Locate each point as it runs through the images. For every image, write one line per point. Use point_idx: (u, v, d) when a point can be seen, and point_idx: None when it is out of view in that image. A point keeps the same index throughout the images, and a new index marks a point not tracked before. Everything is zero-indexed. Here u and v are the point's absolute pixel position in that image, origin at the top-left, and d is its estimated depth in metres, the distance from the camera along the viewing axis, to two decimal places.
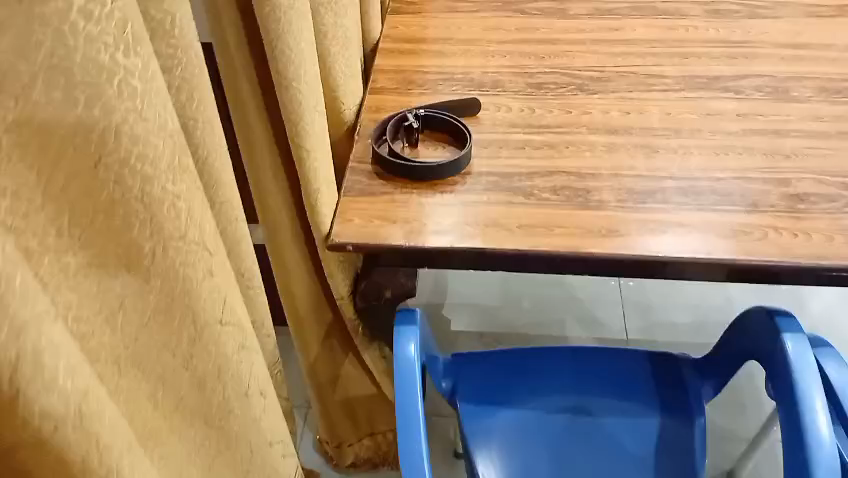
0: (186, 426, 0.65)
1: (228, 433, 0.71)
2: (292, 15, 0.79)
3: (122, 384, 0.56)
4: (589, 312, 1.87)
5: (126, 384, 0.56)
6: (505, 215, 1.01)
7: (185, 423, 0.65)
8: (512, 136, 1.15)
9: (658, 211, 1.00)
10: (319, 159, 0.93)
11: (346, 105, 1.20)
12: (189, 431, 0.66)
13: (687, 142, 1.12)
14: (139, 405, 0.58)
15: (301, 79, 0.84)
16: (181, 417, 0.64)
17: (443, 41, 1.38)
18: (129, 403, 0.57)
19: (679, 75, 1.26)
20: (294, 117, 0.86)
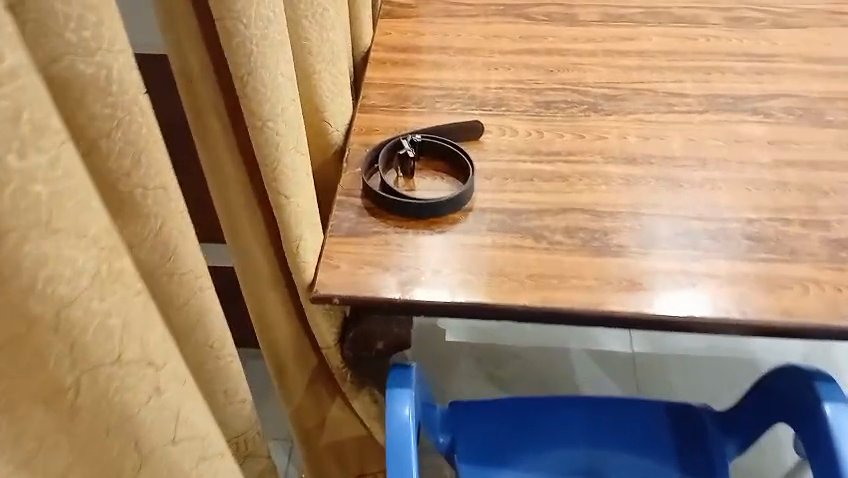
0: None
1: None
2: (269, 46, 0.66)
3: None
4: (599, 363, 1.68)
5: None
6: (513, 263, 0.89)
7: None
8: (518, 166, 1.03)
9: (685, 259, 0.89)
10: (302, 203, 0.81)
11: (334, 126, 1.07)
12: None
13: (714, 175, 1.00)
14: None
15: (281, 118, 0.71)
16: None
17: (441, 51, 1.25)
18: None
19: (701, 94, 1.14)
20: (272, 160, 0.73)
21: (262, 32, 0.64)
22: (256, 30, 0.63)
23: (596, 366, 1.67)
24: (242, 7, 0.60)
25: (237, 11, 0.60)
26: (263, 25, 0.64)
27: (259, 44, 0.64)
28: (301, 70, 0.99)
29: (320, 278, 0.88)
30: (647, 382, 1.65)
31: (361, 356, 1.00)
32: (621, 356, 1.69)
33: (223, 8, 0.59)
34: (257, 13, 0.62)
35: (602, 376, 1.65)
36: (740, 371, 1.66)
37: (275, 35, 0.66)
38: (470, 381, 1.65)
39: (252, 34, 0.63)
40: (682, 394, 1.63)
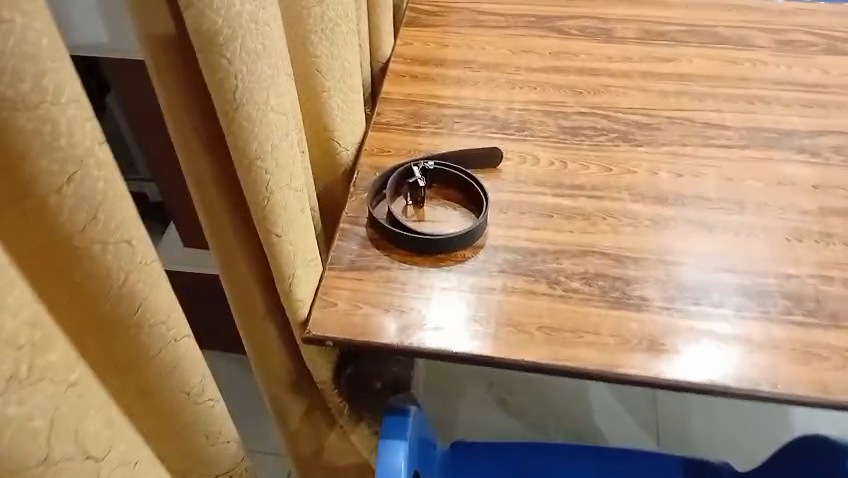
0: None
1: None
2: (258, 80, 0.59)
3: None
4: (614, 419, 1.53)
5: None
6: (524, 312, 0.82)
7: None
8: (537, 199, 0.95)
9: (713, 319, 0.82)
10: (296, 242, 0.74)
11: (343, 145, 1.01)
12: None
13: (751, 221, 0.92)
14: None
15: (271, 155, 0.64)
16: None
17: (464, 65, 1.17)
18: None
19: (743, 127, 1.05)
20: (261, 200, 0.66)
21: (250, 64, 0.57)
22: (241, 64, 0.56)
23: (613, 409, 1.54)
24: (226, 39, 0.54)
25: (221, 45, 0.54)
26: (250, 57, 0.57)
27: (245, 77, 0.57)
28: (308, 88, 0.93)
29: (315, 318, 0.82)
30: (664, 431, 1.51)
31: (359, 394, 0.97)
32: (641, 407, 1.55)
33: (204, 40, 0.53)
34: (244, 45, 0.56)
35: (618, 421, 1.52)
36: (770, 429, 1.50)
37: (265, 67, 0.60)
38: (476, 428, 1.52)
39: (238, 67, 0.56)
40: (703, 448, 1.48)
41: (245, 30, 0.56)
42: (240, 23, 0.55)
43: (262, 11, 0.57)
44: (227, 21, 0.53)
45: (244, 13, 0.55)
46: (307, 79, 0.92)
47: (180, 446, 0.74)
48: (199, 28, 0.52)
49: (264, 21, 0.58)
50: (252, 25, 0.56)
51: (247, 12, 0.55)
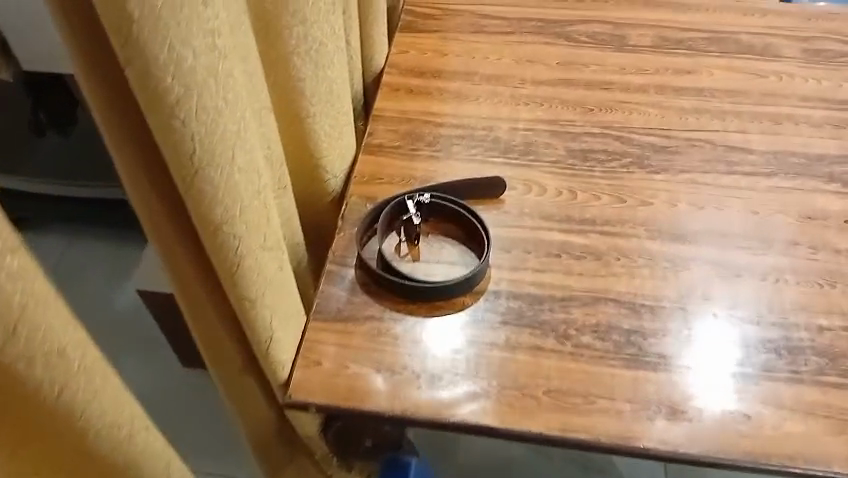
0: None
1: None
2: (222, 140, 0.51)
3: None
4: None
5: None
6: (531, 372, 0.74)
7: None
8: (544, 235, 0.87)
9: (738, 382, 0.74)
10: (271, 303, 0.66)
11: (331, 172, 0.92)
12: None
13: (780, 263, 0.84)
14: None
15: (239, 218, 0.56)
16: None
17: (464, 77, 1.08)
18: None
19: (768, 151, 0.96)
20: (229, 265, 0.58)
21: (208, 124, 0.49)
22: (199, 125, 0.48)
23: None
24: (177, 99, 0.45)
25: (172, 106, 0.45)
26: (208, 116, 0.48)
27: (204, 138, 0.49)
28: (291, 112, 0.83)
29: (295, 378, 0.75)
30: None
31: (347, 453, 0.87)
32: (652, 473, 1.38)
33: (152, 102, 0.44)
34: (200, 103, 0.47)
35: None
36: None
37: (230, 123, 0.51)
38: None
39: (195, 129, 0.48)
40: None
41: (201, 86, 0.47)
42: (194, 79, 0.46)
43: (223, 61, 0.48)
44: (177, 79, 0.44)
45: (199, 67, 0.46)
46: (288, 104, 0.82)
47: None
48: (145, 90, 0.43)
49: (226, 73, 0.49)
50: (210, 79, 0.47)
51: (203, 66, 0.46)
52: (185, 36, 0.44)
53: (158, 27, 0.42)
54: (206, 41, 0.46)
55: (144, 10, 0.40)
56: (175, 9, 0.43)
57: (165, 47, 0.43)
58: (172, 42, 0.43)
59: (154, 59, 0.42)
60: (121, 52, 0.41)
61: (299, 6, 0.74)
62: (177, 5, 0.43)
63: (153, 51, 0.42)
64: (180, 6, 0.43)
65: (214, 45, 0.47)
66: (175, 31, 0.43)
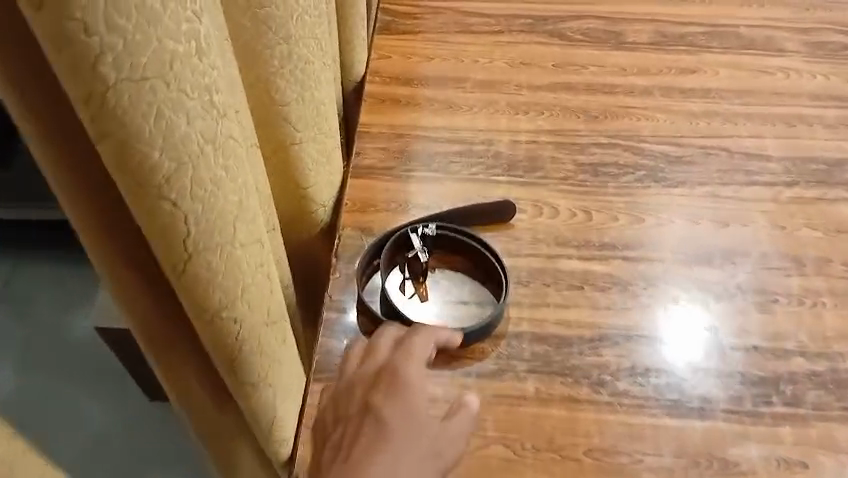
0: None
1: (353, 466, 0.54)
2: (220, 215, 0.43)
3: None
4: None
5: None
6: (566, 428, 0.67)
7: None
8: (562, 264, 0.79)
9: (790, 425, 0.68)
10: (277, 384, 0.57)
11: (319, 201, 0.81)
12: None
13: (815, 284, 0.78)
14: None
15: (242, 300, 0.48)
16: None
17: (455, 84, 0.98)
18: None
19: (786, 157, 0.90)
20: (232, 354, 0.50)
21: (205, 198, 0.42)
22: (193, 202, 0.41)
23: None
24: (167, 177, 0.39)
25: (160, 183, 0.39)
26: (205, 190, 0.41)
27: (199, 216, 0.42)
28: (275, 141, 0.72)
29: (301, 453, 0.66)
30: None
31: None
32: None
33: (135, 181, 0.38)
34: (196, 176, 0.41)
35: None
36: None
37: (231, 194, 0.44)
38: None
39: (188, 207, 0.41)
40: None
41: (196, 155, 0.40)
42: (186, 148, 0.39)
43: (222, 123, 0.42)
44: (166, 151, 0.38)
45: (194, 134, 0.39)
46: (270, 131, 0.71)
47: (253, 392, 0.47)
48: (125, 166, 0.37)
49: (225, 136, 0.42)
50: (207, 145, 0.40)
51: (198, 131, 0.39)
52: (176, 97, 0.37)
53: (142, 90, 0.35)
54: (202, 102, 0.39)
55: (122, 72, 0.34)
56: (164, 66, 0.36)
57: (150, 113, 0.36)
58: (159, 106, 0.36)
59: (136, 130, 0.36)
60: (93, 124, 0.35)
61: (283, 22, 0.63)
62: (167, 61, 0.36)
63: (134, 121, 0.36)
64: (171, 62, 0.36)
65: (213, 103, 0.40)
66: (164, 93, 0.36)
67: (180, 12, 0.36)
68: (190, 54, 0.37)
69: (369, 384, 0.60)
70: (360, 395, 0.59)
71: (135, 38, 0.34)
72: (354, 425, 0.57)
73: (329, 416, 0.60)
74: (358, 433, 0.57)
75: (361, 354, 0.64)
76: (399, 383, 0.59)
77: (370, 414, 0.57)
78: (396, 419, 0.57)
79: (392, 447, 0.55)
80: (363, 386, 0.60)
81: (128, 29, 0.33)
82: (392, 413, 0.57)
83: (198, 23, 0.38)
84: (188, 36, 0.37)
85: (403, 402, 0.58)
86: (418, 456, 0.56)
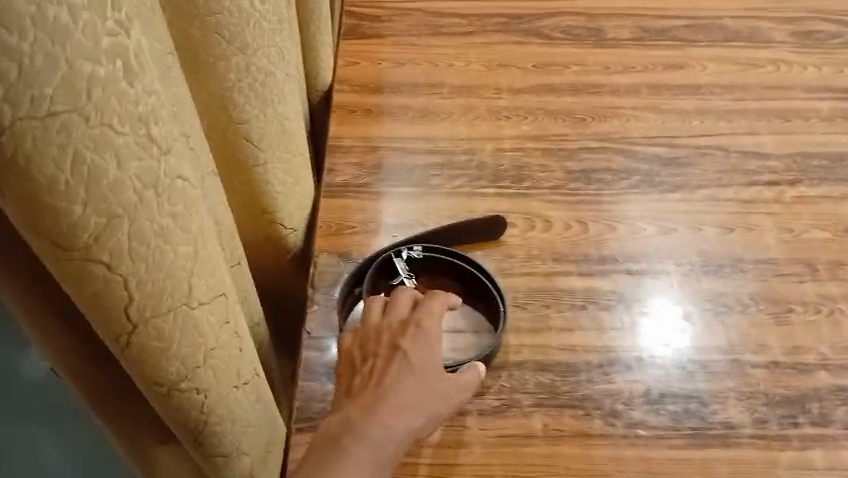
0: (379, 447, 0.54)
1: (382, 395, 0.56)
2: (169, 275, 0.37)
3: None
4: None
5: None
6: (581, 468, 0.60)
7: (374, 443, 0.54)
8: (561, 282, 0.72)
9: (824, 447, 0.62)
10: (250, 448, 0.51)
11: (289, 226, 0.73)
12: (380, 433, 0.54)
13: (831, 290, 0.72)
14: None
15: (204, 367, 0.42)
16: (333, 430, 0.54)
17: (431, 90, 0.91)
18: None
19: (785, 154, 0.85)
20: (190, 423, 0.44)
21: (149, 255, 0.35)
22: (132, 263, 0.35)
23: None
24: (94, 237, 0.32)
25: (87, 244, 0.32)
26: (148, 245, 0.35)
27: (141, 276, 0.35)
28: (234, 164, 0.64)
29: None
30: None
31: None
32: None
33: (53, 242, 0.32)
34: (137, 230, 0.34)
35: None
36: None
37: (183, 245, 0.37)
38: None
39: (127, 268, 0.34)
40: None
41: (134, 203, 0.33)
42: (121, 197, 0.33)
43: (166, 160, 0.35)
44: (90, 203, 0.32)
45: (128, 179, 0.32)
46: (230, 153, 0.63)
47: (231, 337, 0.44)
48: (39, 225, 0.31)
49: (171, 175, 0.35)
50: (148, 191, 0.34)
51: (134, 175, 0.33)
52: (101, 136, 0.31)
53: (50, 130, 0.29)
54: (137, 138, 0.32)
55: (20, 108, 0.28)
56: (78, 96, 0.29)
57: (64, 158, 0.30)
58: (76, 148, 0.30)
59: (48, 182, 0.30)
60: None
61: (237, 29, 0.55)
62: (83, 89, 0.29)
63: (44, 170, 0.30)
64: (90, 90, 0.30)
65: (152, 137, 0.33)
66: (82, 132, 0.30)
67: (96, 26, 0.29)
68: (115, 78, 0.31)
69: (397, 330, 0.61)
70: (388, 339, 0.60)
71: (35, 64, 0.28)
72: (382, 362, 0.59)
73: (354, 354, 0.61)
74: (386, 370, 0.58)
75: (382, 308, 0.64)
76: (425, 332, 0.60)
77: (399, 353, 0.59)
78: (420, 362, 0.59)
79: (418, 383, 0.58)
80: (390, 332, 0.61)
81: (23, 50, 0.27)
82: (418, 356, 0.59)
83: (126, 37, 0.31)
84: (110, 54, 0.30)
85: (428, 346, 0.60)
86: (434, 399, 0.58)
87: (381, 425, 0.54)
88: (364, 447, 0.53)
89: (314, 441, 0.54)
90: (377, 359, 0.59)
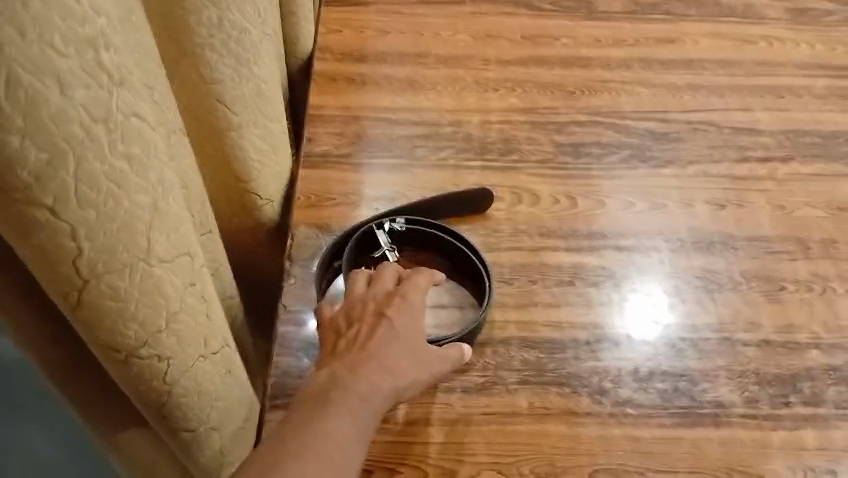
0: (366, 403, 0.53)
1: (367, 356, 0.55)
2: (119, 221, 0.36)
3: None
4: None
5: (305, 435, 0.50)
6: (567, 448, 0.58)
7: (360, 398, 0.53)
8: (549, 258, 0.70)
9: (817, 428, 0.60)
10: (214, 416, 0.50)
11: (265, 195, 0.70)
12: (365, 390, 0.53)
13: (823, 269, 0.71)
14: (345, 447, 0.50)
15: (161, 322, 0.41)
16: (320, 387, 0.54)
17: (416, 59, 0.88)
18: (329, 464, 0.49)
19: (779, 131, 0.83)
20: (146, 382, 0.43)
21: (99, 201, 0.34)
22: (77, 206, 0.33)
23: None
24: (35, 175, 0.31)
25: (28, 182, 0.31)
26: (96, 187, 0.34)
27: (91, 226, 0.34)
28: (204, 126, 0.61)
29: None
30: None
31: None
32: None
33: None
34: (84, 169, 0.33)
35: None
36: None
37: (139, 192, 0.36)
38: None
39: (74, 215, 0.33)
40: None
41: (81, 140, 0.32)
42: (66, 133, 0.31)
43: (117, 93, 0.34)
44: (29, 135, 0.30)
45: (74, 110, 0.31)
46: (200, 114, 0.60)
47: (193, 295, 0.43)
48: None
49: (124, 111, 0.34)
50: (97, 127, 0.33)
51: (80, 105, 0.32)
52: (41, 57, 0.29)
53: None
54: (81, 65, 0.31)
55: None
56: (15, 9, 0.28)
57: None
58: (12, 69, 0.29)
59: None
60: None
61: None
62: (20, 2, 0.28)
63: None
64: (28, 4, 0.28)
65: (101, 64, 0.32)
66: (20, 50, 0.29)
67: None
68: None
69: (382, 300, 0.59)
70: (373, 308, 0.59)
71: None
72: (366, 329, 0.57)
73: (339, 322, 0.59)
74: (369, 338, 0.57)
75: (367, 280, 0.61)
76: (411, 303, 0.59)
77: (384, 319, 0.58)
78: (404, 331, 0.57)
79: (401, 350, 0.56)
80: (375, 301, 0.59)
81: None
82: (401, 326, 0.58)
83: None
84: None
85: (414, 315, 0.59)
86: (415, 369, 0.56)
87: (366, 381, 0.54)
88: (351, 402, 0.52)
89: (301, 398, 0.53)
90: (361, 327, 0.58)
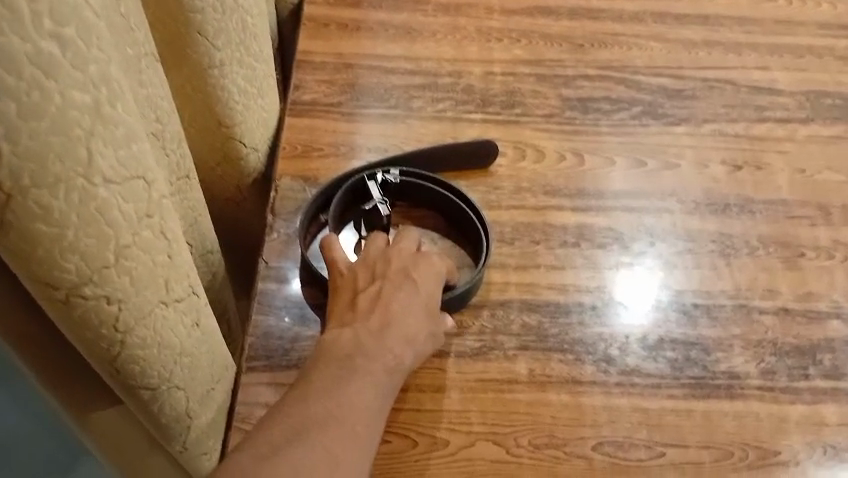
0: (391, 375, 0.50)
1: (389, 320, 0.52)
2: (47, 121, 0.31)
3: (328, 453, 0.45)
4: None
5: (328, 399, 0.47)
6: (570, 418, 0.54)
7: (387, 370, 0.50)
8: (553, 217, 0.65)
9: (837, 403, 0.56)
10: (174, 376, 0.46)
11: (248, 144, 0.64)
12: (392, 361, 0.51)
13: (845, 236, 0.66)
14: (370, 419, 0.48)
15: (106, 254, 0.36)
16: (345, 347, 0.50)
17: (414, 6, 0.82)
18: (350, 433, 0.46)
19: (798, 91, 0.78)
20: (92, 327, 0.38)
21: (20, 90, 0.29)
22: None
23: None
24: None
25: None
26: (15, 70, 0.29)
27: (12, 124, 0.30)
28: (180, 62, 0.55)
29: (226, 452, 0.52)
30: None
31: None
32: None
33: None
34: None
35: None
36: None
37: (74, 88, 0.32)
38: None
39: None
40: None
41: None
42: None
43: None
44: None
45: None
46: (178, 50, 0.54)
47: (148, 228, 0.39)
48: None
49: None
50: None
51: None
52: None
53: None
54: None
55: None
56: None
57: None
58: None
59: None
60: None
61: None
62: None
63: None
64: None
65: None
66: None
67: None
68: None
69: (407, 258, 0.56)
70: (397, 266, 0.55)
71: None
72: (391, 288, 0.54)
73: (359, 275, 0.55)
74: (394, 299, 0.53)
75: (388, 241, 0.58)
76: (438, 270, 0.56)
77: (410, 281, 0.54)
78: (428, 298, 0.54)
79: (425, 319, 0.54)
80: (400, 259, 0.56)
81: None
82: (425, 292, 0.54)
83: None
84: None
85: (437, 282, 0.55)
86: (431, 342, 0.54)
87: (391, 352, 0.51)
88: (377, 371, 0.50)
89: (322, 355, 0.50)
90: (386, 284, 0.54)
